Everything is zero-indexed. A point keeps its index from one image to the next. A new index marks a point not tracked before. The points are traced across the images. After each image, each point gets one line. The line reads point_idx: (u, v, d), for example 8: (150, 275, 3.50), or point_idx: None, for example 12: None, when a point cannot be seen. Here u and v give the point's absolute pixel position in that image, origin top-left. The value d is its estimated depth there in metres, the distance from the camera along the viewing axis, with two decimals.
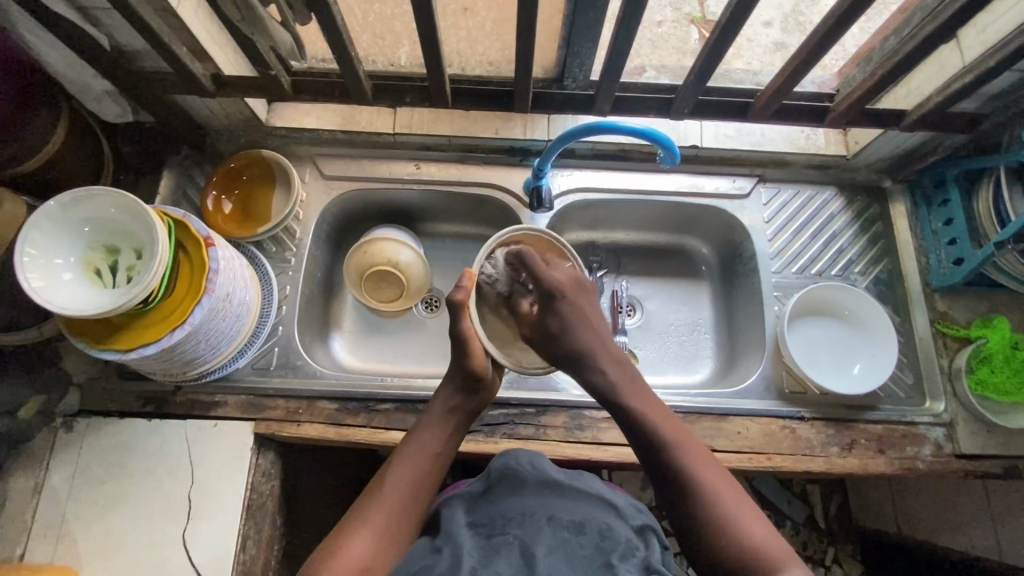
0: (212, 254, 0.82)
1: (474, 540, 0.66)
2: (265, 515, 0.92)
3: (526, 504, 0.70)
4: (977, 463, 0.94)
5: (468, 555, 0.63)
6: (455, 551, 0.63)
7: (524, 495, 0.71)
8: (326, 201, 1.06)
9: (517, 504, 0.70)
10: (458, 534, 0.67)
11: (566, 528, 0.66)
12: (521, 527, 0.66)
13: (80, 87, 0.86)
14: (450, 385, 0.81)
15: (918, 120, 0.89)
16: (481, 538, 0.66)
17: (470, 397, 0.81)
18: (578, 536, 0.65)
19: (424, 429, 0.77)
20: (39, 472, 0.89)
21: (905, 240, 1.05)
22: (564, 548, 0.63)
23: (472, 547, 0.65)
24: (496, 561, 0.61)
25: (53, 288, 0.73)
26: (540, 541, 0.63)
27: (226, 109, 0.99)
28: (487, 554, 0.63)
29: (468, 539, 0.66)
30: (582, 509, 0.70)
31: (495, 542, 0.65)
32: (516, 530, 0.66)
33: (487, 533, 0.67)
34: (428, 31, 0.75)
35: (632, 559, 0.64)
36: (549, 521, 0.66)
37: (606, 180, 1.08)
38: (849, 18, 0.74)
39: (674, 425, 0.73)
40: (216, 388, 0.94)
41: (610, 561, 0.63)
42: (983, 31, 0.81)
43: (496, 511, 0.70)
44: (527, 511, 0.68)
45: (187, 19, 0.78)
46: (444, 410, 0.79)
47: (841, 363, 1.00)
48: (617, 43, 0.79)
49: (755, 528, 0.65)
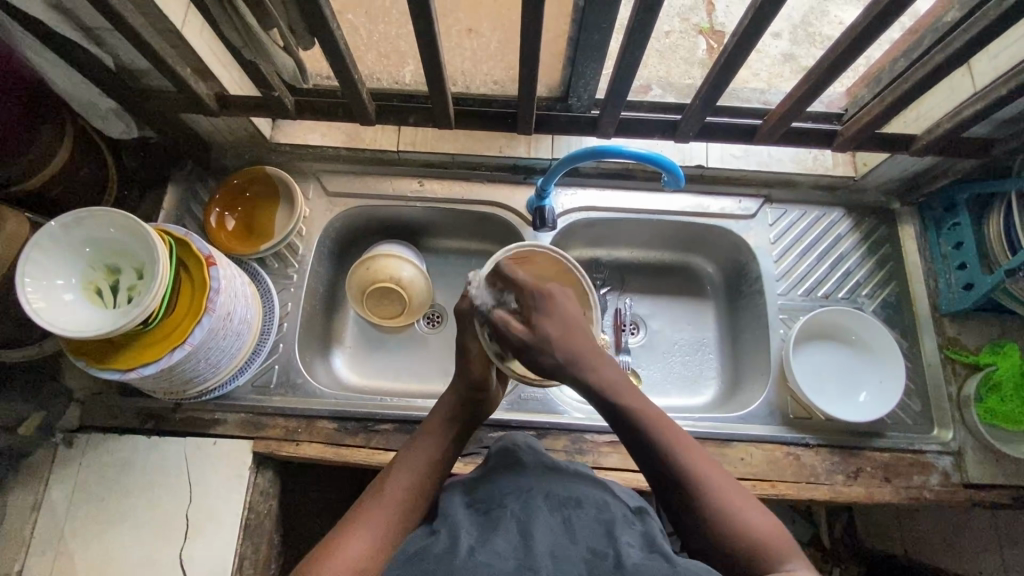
0: (213, 273, 0.82)
1: (471, 519, 0.61)
2: (262, 534, 0.92)
3: (523, 483, 0.66)
4: (985, 494, 0.92)
5: (465, 534, 0.58)
6: (451, 531, 0.59)
7: (521, 475, 0.67)
8: (329, 217, 1.05)
9: (513, 483, 0.65)
10: (455, 514, 0.62)
11: (564, 504, 0.62)
12: (517, 502, 0.61)
13: (87, 107, 0.87)
14: (454, 397, 0.78)
15: (928, 145, 0.87)
16: (479, 516, 0.62)
17: (470, 408, 0.78)
18: (577, 509, 0.61)
19: (421, 438, 0.74)
20: (38, 488, 0.89)
21: (914, 263, 1.04)
22: (563, 522, 0.59)
23: (469, 526, 0.60)
24: (495, 538, 0.57)
25: (54, 309, 0.73)
26: (538, 517, 0.59)
27: (231, 126, 0.99)
28: (483, 530, 0.58)
29: (465, 519, 0.61)
30: (580, 487, 0.66)
31: (492, 518, 0.60)
32: (513, 504, 0.61)
33: (484, 510, 0.63)
34: (432, 53, 0.75)
35: (633, 532, 0.59)
36: (546, 496, 0.62)
37: (611, 199, 1.07)
38: (858, 46, 0.73)
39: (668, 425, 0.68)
40: (217, 405, 0.94)
41: (611, 531, 0.58)
42: (996, 57, 0.80)
43: (493, 490, 0.66)
44: (524, 487, 0.64)
45: (192, 41, 0.78)
46: (443, 422, 0.76)
47: (848, 390, 0.98)
48: (623, 65, 0.78)
49: (753, 518, 0.63)
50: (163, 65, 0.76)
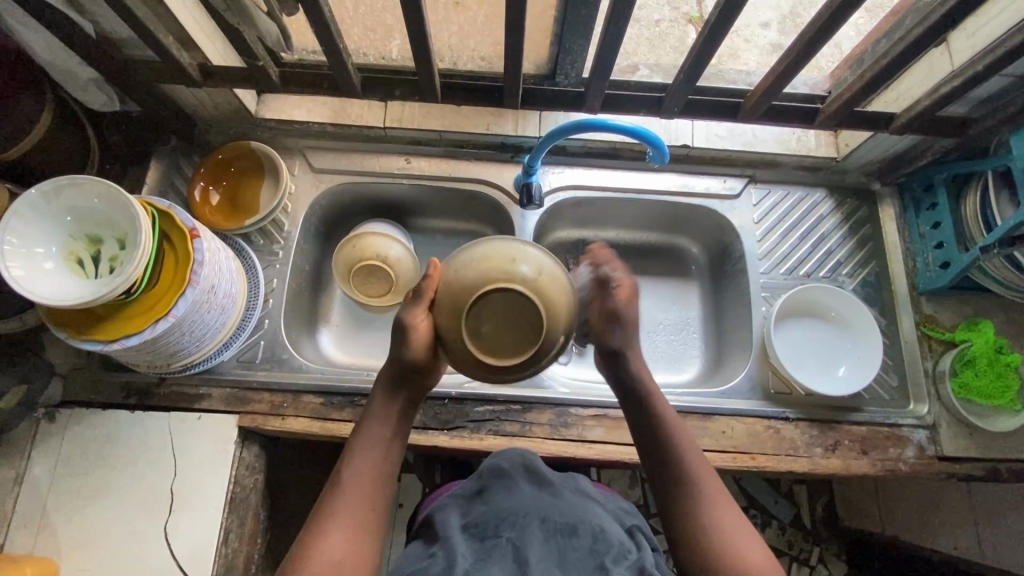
0: (197, 245, 0.81)
1: (468, 544, 0.68)
2: (248, 508, 0.91)
3: (519, 506, 0.72)
4: (958, 466, 0.95)
5: (462, 558, 0.65)
6: (449, 553, 0.66)
7: (519, 497, 0.74)
8: (315, 194, 1.05)
9: (510, 505, 0.72)
10: (452, 539, 0.68)
11: (559, 531, 0.69)
12: (513, 530, 0.68)
13: (65, 75, 0.85)
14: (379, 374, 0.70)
15: (907, 123, 0.89)
16: (474, 540, 0.69)
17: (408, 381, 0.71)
18: (571, 538, 0.68)
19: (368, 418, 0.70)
20: (20, 463, 0.88)
21: (893, 241, 1.06)
22: (555, 554, 0.66)
23: (466, 550, 0.67)
24: (490, 567, 0.64)
25: (34, 277, 0.72)
26: (531, 546, 0.66)
27: (215, 100, 0.98)
28: (479, 558, 0.65)
29: (462, 542, 0.68)
30: (575, 510, 0.73)
31: (488, 546, 0.67)
32: (508, 533, 0.68)
33: (479, 535, 0.69)
34: (416, 25, 0.74)
35: (624, 563, 0.66)
36: (542, 524, 0.69)
37: (597, 178, 1.08)
38: (835, 22, 0.74)
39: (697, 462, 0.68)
40: (201, 380, 0.94)
41: (603, 564, 0.65)
42: (973, 35, 0.81)
43: (489, 513, 0.72)
44: (521, 513, 0.70)
45: (174, 8, 0.78)
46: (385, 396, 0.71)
47: (827, 365, 1.00)
48: (608, 40, 0.78)
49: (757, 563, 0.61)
50: (144, 32, 0.75)
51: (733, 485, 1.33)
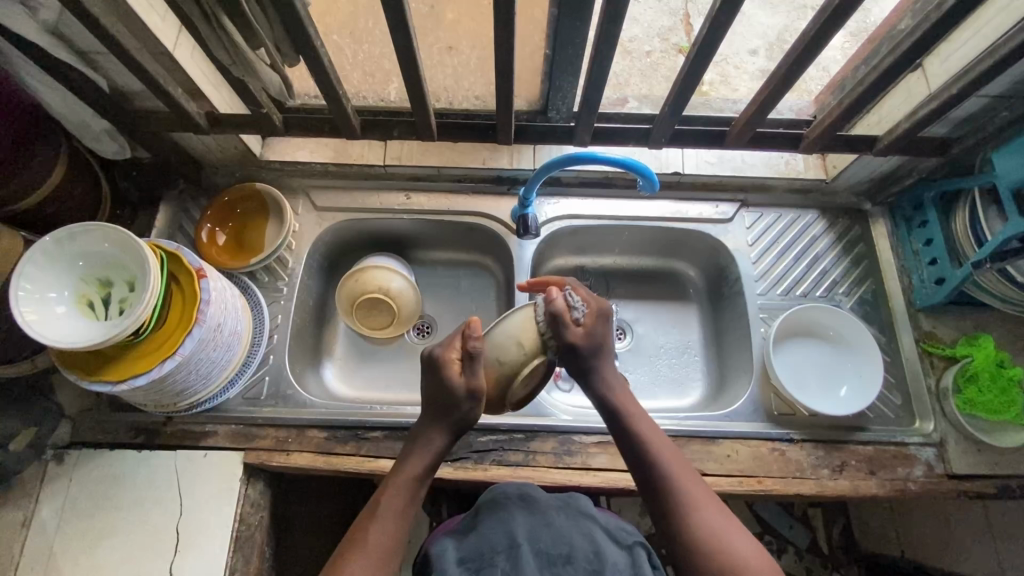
0: (204, 285, 0.84)
1: None
2: (253, 547, 0.91)
3: (513, 534, 0.74)
4: (968, 484, 0.93)
5: None
6: None
7: (511, 524, 0.75)
8: (319, 231, 1.08)
9: (504, 533, 0.74)
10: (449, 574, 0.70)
11: (553, 560, 0.72)
12: (509, 560, 0.71)
13: (79, 127, 0.90)
14: (445, 436, 0.75)
15: (889, 145, 0.92)
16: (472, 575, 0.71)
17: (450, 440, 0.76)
18: (565, 567, 0.72)
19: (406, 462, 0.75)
20: (28, 505, 0.89)
21: (887, 260, 1.07)
22: None
23: None
24: None
25: (46, 321, 0.75)
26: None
27: (221, 144, 1.02)
28: None
29: None
30: (567, 536, 0.75)
31: None
32: (504, 563, 0.71)
33: (475, 567, 0.72)
34: (411, 69, 0.78)
35: None
36: (536, 554, 0.72)
37: (592, 207, 1.10)
38: (809, 53, 0.78)
39: (668, 450, 0.75)
40: (207, 418, 0.95)
41: None
42: (946, 61, 0.84)
43: (483, 543, 0.74)
44: (514, 542, 0.73)
45: (183, 62, 0.82)
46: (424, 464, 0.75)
47: (829, 385, 1.00)
48: (596, 76, 0.81)
49: (743, 548, 0.67)
50: (155, 86, 0.80)
51: (746, 511, 1.31)
